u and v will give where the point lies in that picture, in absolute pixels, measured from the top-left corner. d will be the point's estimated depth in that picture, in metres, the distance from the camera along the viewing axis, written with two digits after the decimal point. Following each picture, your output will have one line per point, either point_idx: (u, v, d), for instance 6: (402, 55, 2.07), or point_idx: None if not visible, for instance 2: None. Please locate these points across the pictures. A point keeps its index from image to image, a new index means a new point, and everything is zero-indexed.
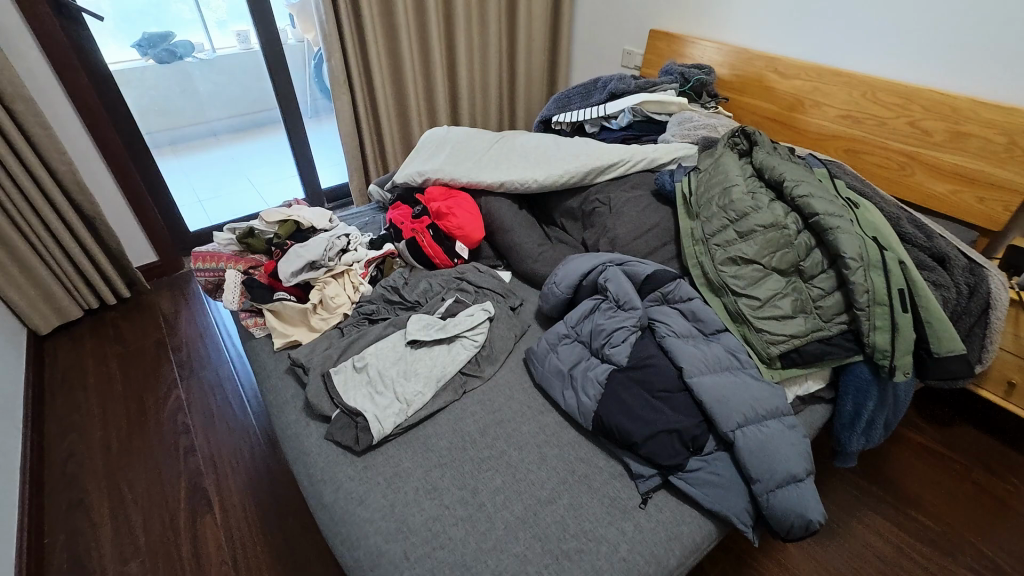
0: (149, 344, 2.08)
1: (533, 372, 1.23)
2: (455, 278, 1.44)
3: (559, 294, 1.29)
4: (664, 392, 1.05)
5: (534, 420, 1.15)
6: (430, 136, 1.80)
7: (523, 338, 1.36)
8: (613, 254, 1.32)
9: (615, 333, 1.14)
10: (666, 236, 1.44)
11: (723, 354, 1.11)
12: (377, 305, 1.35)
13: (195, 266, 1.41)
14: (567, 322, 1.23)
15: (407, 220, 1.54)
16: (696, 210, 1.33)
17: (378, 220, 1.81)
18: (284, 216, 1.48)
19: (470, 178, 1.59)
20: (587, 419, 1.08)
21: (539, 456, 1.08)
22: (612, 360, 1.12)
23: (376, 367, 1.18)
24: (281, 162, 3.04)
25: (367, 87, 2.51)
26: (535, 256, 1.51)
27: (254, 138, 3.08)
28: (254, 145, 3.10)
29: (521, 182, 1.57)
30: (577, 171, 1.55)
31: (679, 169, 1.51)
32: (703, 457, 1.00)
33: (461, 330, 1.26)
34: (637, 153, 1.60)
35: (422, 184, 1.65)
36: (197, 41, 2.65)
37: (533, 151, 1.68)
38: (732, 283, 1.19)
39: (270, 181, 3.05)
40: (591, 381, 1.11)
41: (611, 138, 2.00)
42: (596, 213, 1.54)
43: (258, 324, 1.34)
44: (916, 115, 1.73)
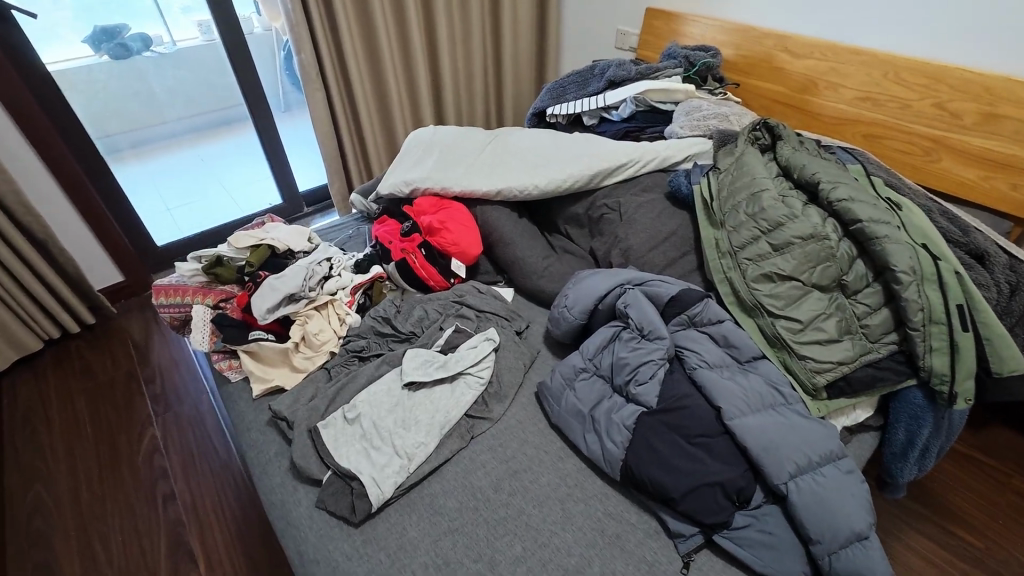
0: (121, 376, 1.91)
1: (548, 412, 1.10)
2: (453, 302, 1.28)
3: (571, 320, 1.15)
4: (702, 438, 0.92)
5: (552, 468, 1.02)
6: (416, 138, 1.62)
7: (534, 367, 1.22)
8: (631, 272, 1.18)
9: (640, 368, 1.00)
10: (685, 245, 1.30)
11: (764, 388, 0.98)
12: (367, 340, 1.20)
13: (157, 301, 1.25)
14: (584, 353, 1.09)
15: (395, 237, 1.36)
16: (720, 217, 1.19)
17: (363, 234, 1.65)
18: (255, 241, 1.31)
19: (463, 187, 1.43)
20: (614, 469, 0.96)
21: (562, 514, 0.95)
22: (639, 399, 0.98)
23: (370, 416, 1.04)
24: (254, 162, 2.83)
25: (343, 80, 2.31)
26: (540, 271, 1.36)
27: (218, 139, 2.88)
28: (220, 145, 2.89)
29: (520, 189, 1.42)
30: (581, 174, 1.40)
31: (695, 169, 1.36)
32: (751, 512, 0.88)
33: (464, 366, 1.12)
34: (648, 151, 1.44)
35: (410, 194, 1.48)
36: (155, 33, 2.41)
37: (532, 151, 1.51)
38: (768, 303, 1.06)
39: (254, 180, 2.82)
40: (616, 424, 0.98)
41: (611, 130, 1.85)
42: (605, 220, 1.40)
43: (233, 366, 1.19)
44: (943, 95, 1.61)
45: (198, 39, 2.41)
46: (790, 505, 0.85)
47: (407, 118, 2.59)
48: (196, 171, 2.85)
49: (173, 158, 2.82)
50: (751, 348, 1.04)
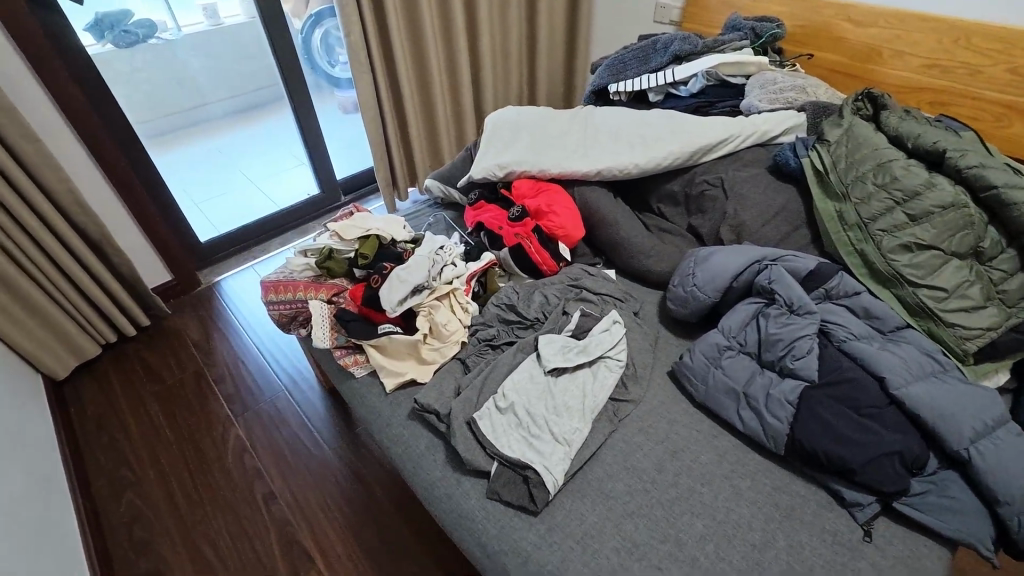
0: (188, 378, 1.85)
1: (690, 390, 1.10)
2: (571, 285, 1.27)
3: (704, 299, 1.16)
4: (871, 409, 0.93)
5: (708, 447, 1.03)
6: (497, 118, 1.56)
7: (659, 349, 1.22)
8: (761, 248, 1.17)
9: (796, 343, 1.00)
10: (797, 219, 1.30)
11: (921, 357, 0.99)
12: (496, 328, 1.19)
13: (268, 298, 1.21)
14: (725, 331, 1.10)
15: (503, 223, 1.33)
16: (843, 188, 1.19)
17: (443, 220, 1.62)
18: (363, 232, 1.27)
19: (563, 168, 1.40)
20: (779, 444, 0.97)
21: (732, 491, 0.96)
22: (799, 375, 0.99)
23: (522, 404, 1.03)
24: (285, 145, 2.83)
25: (387, 64, 2.24)
26: (647, 251, 1.36)
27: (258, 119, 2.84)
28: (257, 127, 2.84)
29: (622, 168, 1.39)
30: (683, 151, 1.39)
31: (798, 142, 1.35)
32: (927, 479, 0.89)
33: (603, 350, 1.11)
34: (746, 125, 1.43)
35: (504, 178, 1.44)
36: (159, 19, 2.32)
37: (625, 129, 1.48)
38: (910, 273, 1.06)
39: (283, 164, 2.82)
40: (778, 400, 0.98)
41: (681, 106, 1.83)
42: (707, 196, 1.39)
43: (358, 362, 1.16)
44: (1017, 62, 1.62)
45: (205, 23, 2.48)
46: (973, 471, 0.86)
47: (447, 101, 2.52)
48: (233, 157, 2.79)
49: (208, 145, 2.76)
50: (894, 318, 1.06)
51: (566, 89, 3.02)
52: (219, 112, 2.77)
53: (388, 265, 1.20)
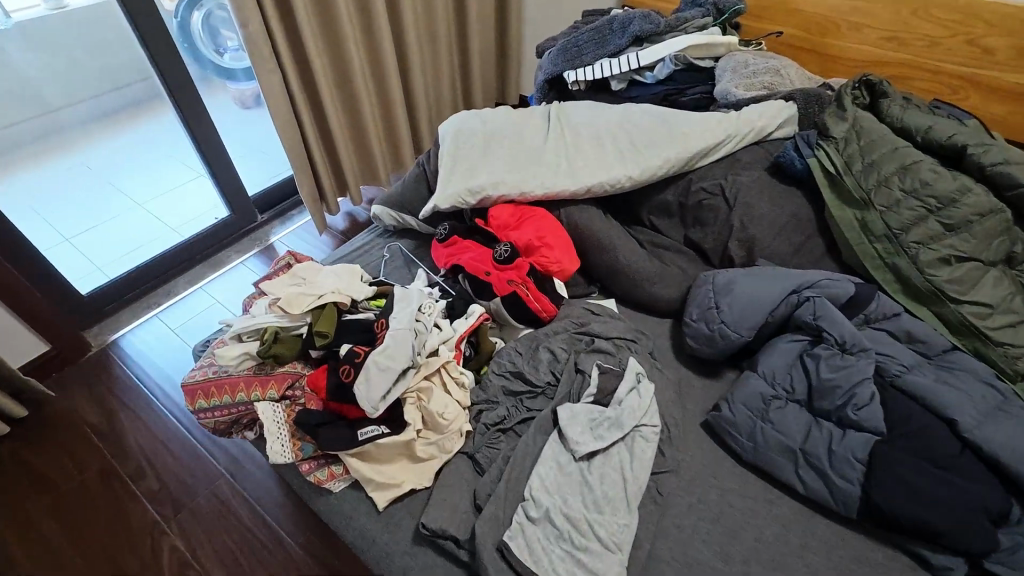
0: (94, 479, 1.47)
1: (735, 449, 0.96)
2: (578, 333, 1.08)
3: (737, 339, 1.01)
4: (947, 459, 0.84)
5: (768, 517, 0.90)
6: (453, 127, 1.29)
7: (686, 395, 1.07)
8: (790, 272, 1.04)
9: (856, 389, 0.88)
10: (810, 227, 1.18)
11: (980, 386, 0.91)
12: (503, 405, 0.98)
13: (199, 407, 0.91)
14: (768, 377, 0.96)
15: (489, 264, 1.09)
16: (864, 195, 1.07)
17: (400, 253, 1.38)
18: (315, 299, 0.99)
19: (549, 188, 1.18)
20: (851, 508, 0.85)
21: (809, 572, 0.83)
22: (865, 426, 0.87)
23: (558, 508, 0.83)
24: (168, 149, 2.31)
25: (299, 58, 1.86)
26: (653, 277, 1.19)
27: (134, 121, 2.35)
28: (136, 132, 2.34)
29: (615, 183, 1.20)
30: (678, 157, 1.21)
31: (800, 138, 1.22)
32: (1013, 529, 0.82)
33: (637, 420, 0.93)
34: (741, 120, 1.26)
35: (476, 205, 1.21)
36: None
37: (608, 132, 1.28)
38: (952, 290, 0.98)
39: (169, 178, 2.28)
40: (844, 458, 0.86)
41: (648, 95, 1.66)
42: (706, 207, 1.24)
43: (335, 475, 0.91)
44: (978, 31, 1.46)
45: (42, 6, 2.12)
46: None
47: (374, 97, 2.15)
48: (108, 173, 2.26)
49: (73, 157, 2.26)
50: (941, 341, 0.97)
51: (500, 71, 2.73)
52: (85, 117, 2.34)
53: (360, 346, 0.93)
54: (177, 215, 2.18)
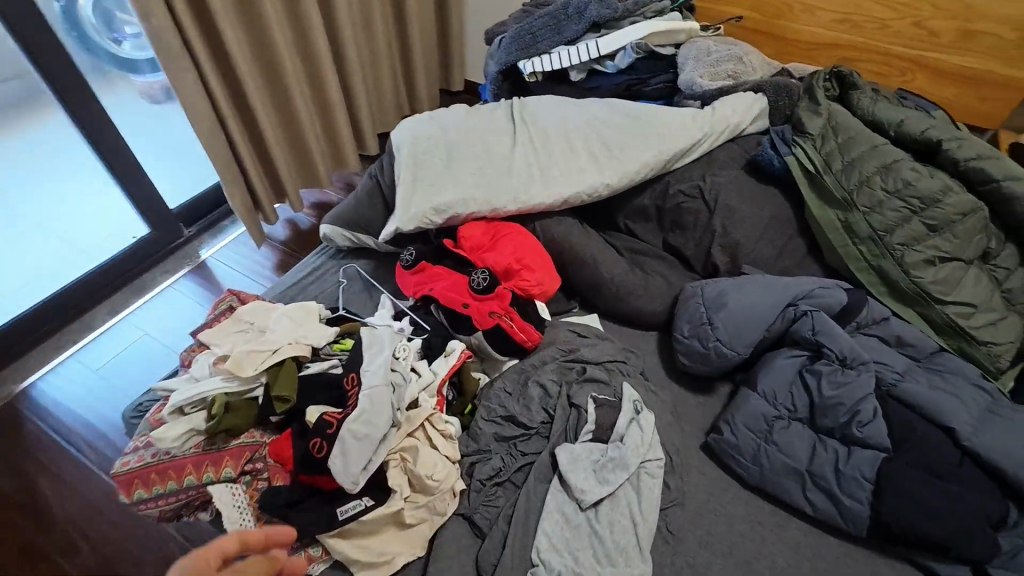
0: (15, 559, 1.28)
1: (738, 472, 0.93)
2: (567, 361, 1.00)
3: (733, 357, 0.97)
4: (949, 468, 0.83)
5: (778, 542, 0.87)
6: (411, 135, 1.15)
7: (681, 414, 1.03)
8: (781, 281, 1.00)
9: (859, 406, 0.86)
10: (791, 228, 1.14)
11: (970, 389, 0.91)
12: (497, 453, 0.89)
13: (138, 499, 0.77)
14: (770, 397, 0.92)
15: (466, 294, 0.98)
16: (847, 196, 1.05)
17: (357, 276, 1.25)
18: (269, 354, 0.86)
19: (522, 202, 1.08)
20: (861, 527, 0.84)
21: None
22: (870, 443, 0.85)
23: (569, 570, 0.78)
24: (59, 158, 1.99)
25: (217, 53, 1.63)
26: (637, 290, 1.13)
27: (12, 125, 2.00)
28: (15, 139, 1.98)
29: (591, 192, 1.12)
30: (655, 161, 1.14)
31: (777, 135, 1.18)
32: None
33: (641, 457, 0.87)
34: (716, 116, 1.20)
35: (444, 224, 1.09)
36: None
37: (579, 135, 1.19)
38: (937, 291, 0.97)
39: (64, 187, 1.98)
40: (851, 477, 0.84)
41: (611, 86, 1.57)
42: (685, 211, 1.19)
43: (315, 557, 0.79)
44: (925, 13, 1.42)
45: None
46: None
47: (308, 92, 1.94)
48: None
49: None
50: (928, 343, 0.97)
51: (442, 54, 2.54)
52: None
53: (331, 412, 0.81)
54: (77, 229, 1.93)
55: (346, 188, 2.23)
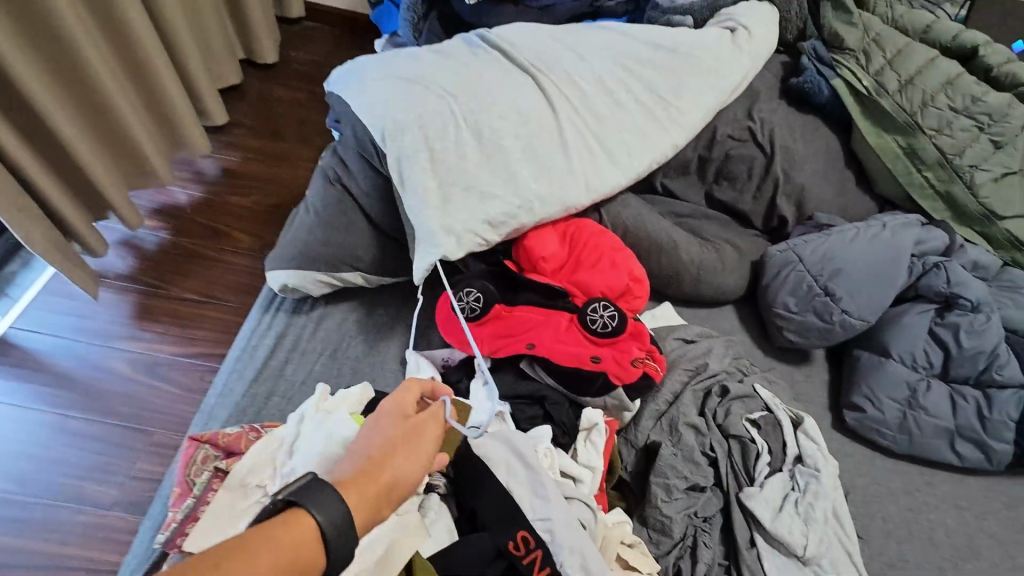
0: None
1: (881, 445, 0.87)
2: (701, 383, 0.81)
3: (855, 326, 0.87)
4: None
5: (939, 503, 0.85)
6: (407, 116, 0.76)
7: (798, 394, 0.92)
8: (883, 231, 0.91)
9: (999, 350, 0.84)
10: (842, 160, 1.04)
11: None
12: (682, 533, 0.71)
13: None
14: (908, 360, 0.86)
15: (580, 342, 0.71)
16: (909, 119, 0.97)
17: (349, 336, 0.86)
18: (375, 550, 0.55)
19: (596, 190, 0.82)
20: (1005, 464, 0.85)
21: (989, 538, 0.83)
22: (1009, 383, 0.84)
23: None
24: None
25: None
26: (718, 268, 0.95)
27: None
28: None
29: (663, 157, 0.89)
30: (709, 107, 0.94)
31: (813, 56, 1.04)
32: None
33: (830, 475, 0.75)
34: (752, 39, 1.00)
35: (494, 242, 0.77)
36: None
37: (617, 83, 0.90)
38: (1000, 210, 0.97)
39: None
40: (1000, 421, 0.84)
41: (572, 3, 1.26)
42: (739, 159, 1.00)
43: None
44: None
45: None
46: None
47: (105, 47, 1.24)
48: None
49: None
50: (995, 262, 0.97)
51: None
52: None
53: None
54: None
55: (197, 180, 1.57)
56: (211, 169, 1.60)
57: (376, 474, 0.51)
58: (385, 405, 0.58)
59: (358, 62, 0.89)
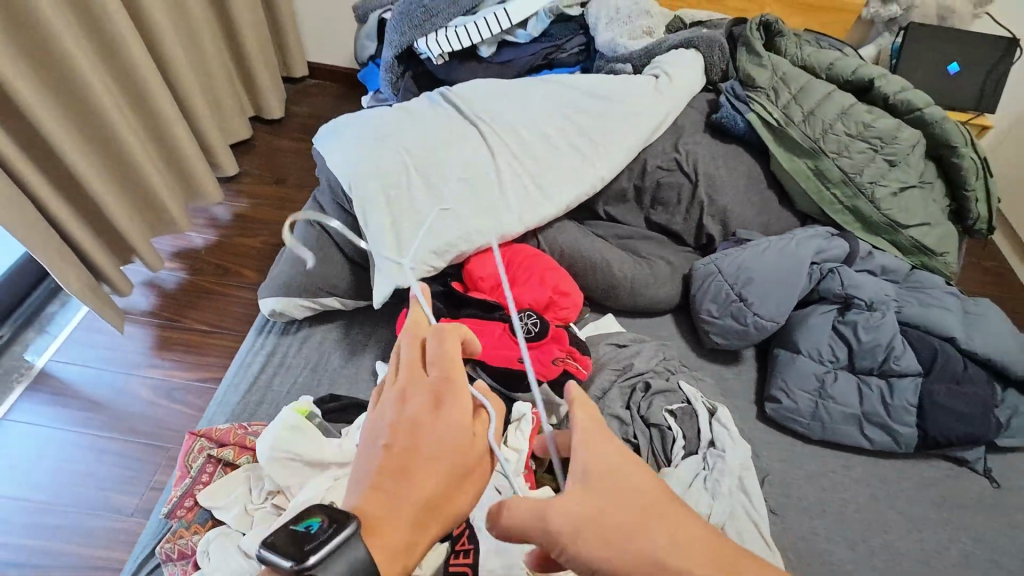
0: None
1: (797, 432, 0.98)
2: (626, 380, 0.94)
3: (768, 328, 0.99)
4: (964, 374, 0.96)
5: (854, 483, 0.95)
6: (368, 166, 0.92)
7: (727, 390, 1.04)
8: (791, 243, 1.03)
9: (894, 343, 0.95)
10: (763, 183, 1.18)
11: (949, 298, 1.05)
12: None
13: None
14: (815, 355, 0.98)
15: (512, 346, 0.85)
16: (814, 144, 1.10)
17: (328, 351, 1.01)
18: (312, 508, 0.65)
19: (529, 222, 0.97)
20: (912, 446, 0.94)
21: (898, 513, 0.92)
22: (906, 372, 0.94)
23: None
24: None
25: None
26: (651, 281, 1.08)
27: None
28: None
29: (592, 189, 1.04)
30: (634, 144, 1.09)
31: (730, 94, 1.19)
32: (1003, 405, 0.99)
33: (738, 456, 0.86)
34: (673, 84, 1.17)
35: (442, 267, 0.92)
36: None
37: (551, 128, 1.06)
38: (902, 219, 1.09)
39: None
40: (901, 406, 0.94)
41: (528, 57, 1.44)
42: (668, 186, 1.14)
43: None
44: None
45: None
46: None
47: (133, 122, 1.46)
48: None
49: None
50: (902, 266, 1.08)
51: (271, 24, 2.04)
52: None
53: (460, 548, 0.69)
54: None
55: (211, 225, 1.77)
56: (223, 214, 1.80)
57: (422, 518, 0.52)
58: (449, 408, 0.55)
59: (333, 121, 1.06)
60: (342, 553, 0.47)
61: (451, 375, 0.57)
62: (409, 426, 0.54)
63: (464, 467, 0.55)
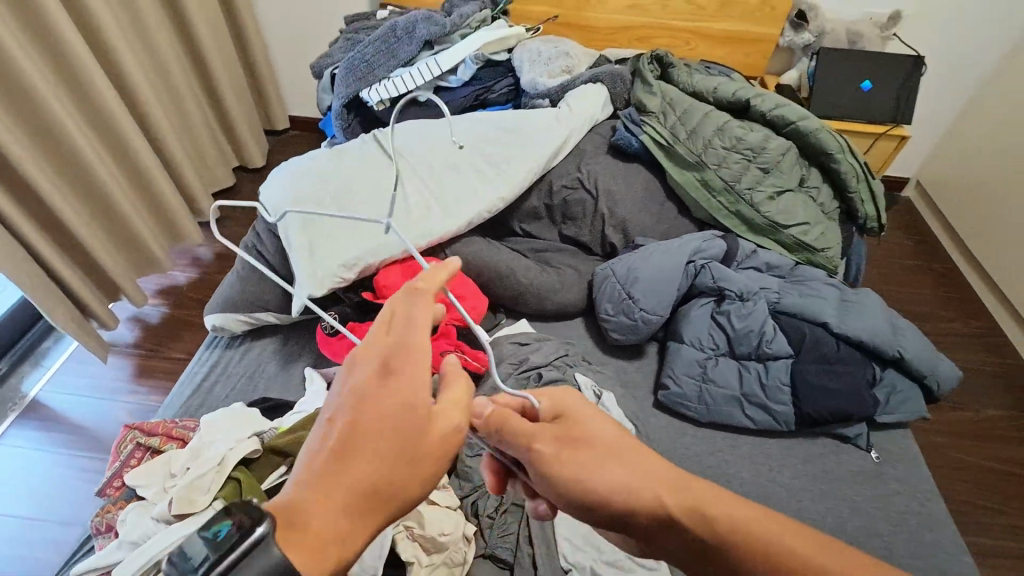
0: None
1: (687, 416, 1.06)
2: (520, 372, 1.05)
3: (654, 321, 1.10)
4: (836, 354, 1.04)
5: (739, 460, 1.02)
6: (293, 196, 1.08)
7: (626, 382, 1.13)
8: (675, 245, 1.15)
9: (765, 329, 1.04)
10: (661, 195, 1.30)
11: (829, 288, 1.14)
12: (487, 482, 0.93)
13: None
14: (696, 344, 1.08)
15: None
16: (696, 158, 1.24)
17: (265, 360, 1.14)
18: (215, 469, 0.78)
19: (433, 237, 1.10)
20: (790, 423, 1.02)
21: (780, 486, 0.99)
22: (778, 354, 1.04)
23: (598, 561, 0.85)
24: None
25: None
26: (557, 287, 1.19)
27: None
28: None
29: (494, 207, 1.18)
30: (535, 167, 1.23)
31: (626, 119, 1.33)
32: (882, 384, 1.06)
33: None
34: (572, 114, 1.32)
35: (355, 278, 1.05)
36: None
37: (460, 157, 1.22)
38: (781, 220, 1.21)
39: None
40: (775, 386, 1.02)
41: (461, 98, 1.61)
42: (573, 202, 1.27)
43: None
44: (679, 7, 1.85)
45: None
46: (907, 362, 1.05)
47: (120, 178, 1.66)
48: None
49: None
50: (786, 262, 1.19)
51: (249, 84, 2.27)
52: None
53: None
54: None
55: (193, 264, 1.95)
56: (205, 254, 1.98)
57: (371, 498, 0.49)
58: (398, 380, 0.51)
59: None
60: (256, 553, 0.41)
61: (409, 344, 0.52)
62: (356, 398, 0.50)
63: (412, 451, 0.51)
